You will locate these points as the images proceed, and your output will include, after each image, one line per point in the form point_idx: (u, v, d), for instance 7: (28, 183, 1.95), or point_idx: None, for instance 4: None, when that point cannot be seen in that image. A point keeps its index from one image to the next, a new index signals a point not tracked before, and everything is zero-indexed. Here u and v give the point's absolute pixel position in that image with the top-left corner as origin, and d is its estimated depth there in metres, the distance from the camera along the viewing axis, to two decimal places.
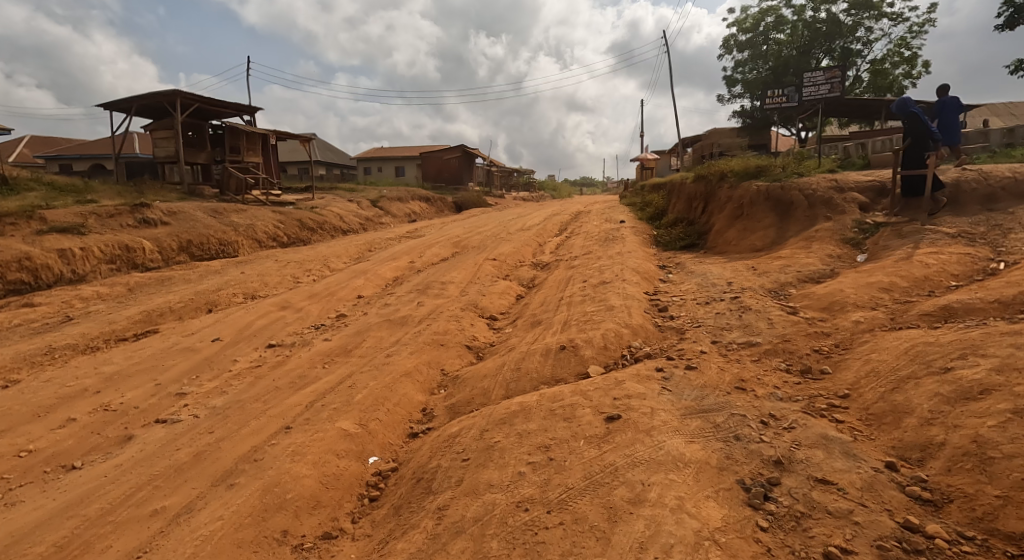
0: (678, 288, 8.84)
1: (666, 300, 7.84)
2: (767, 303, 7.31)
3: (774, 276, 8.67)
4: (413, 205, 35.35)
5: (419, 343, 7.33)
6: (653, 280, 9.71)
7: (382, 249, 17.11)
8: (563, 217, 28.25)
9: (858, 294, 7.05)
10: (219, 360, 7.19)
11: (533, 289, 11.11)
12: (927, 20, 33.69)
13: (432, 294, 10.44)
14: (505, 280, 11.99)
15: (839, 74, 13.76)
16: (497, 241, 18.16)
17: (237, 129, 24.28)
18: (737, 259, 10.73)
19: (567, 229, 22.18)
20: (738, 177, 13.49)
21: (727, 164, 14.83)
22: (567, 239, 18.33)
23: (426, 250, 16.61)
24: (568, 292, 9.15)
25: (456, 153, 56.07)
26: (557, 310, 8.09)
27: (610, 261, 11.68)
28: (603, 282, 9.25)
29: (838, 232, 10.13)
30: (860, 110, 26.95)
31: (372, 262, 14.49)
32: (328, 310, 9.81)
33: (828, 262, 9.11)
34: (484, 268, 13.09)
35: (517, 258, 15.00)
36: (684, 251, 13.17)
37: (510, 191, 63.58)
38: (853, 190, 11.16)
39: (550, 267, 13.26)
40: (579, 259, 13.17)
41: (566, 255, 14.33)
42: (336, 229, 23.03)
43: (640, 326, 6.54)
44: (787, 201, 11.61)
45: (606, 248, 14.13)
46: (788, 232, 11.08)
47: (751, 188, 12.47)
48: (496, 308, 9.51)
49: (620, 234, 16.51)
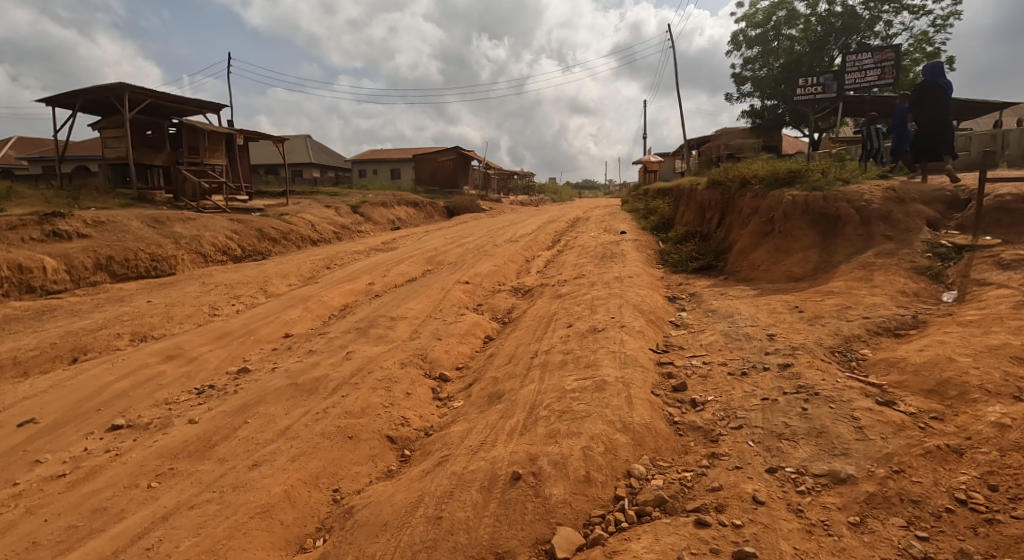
0: (697, 341, 6.49)
1: (681, 369, 5.50)
2: (836, 381, 4.97)
3: (831, 329, 6.35)
4: (399, 210, 33.13)
5: (320, 429, 4.96)
6: (662, 325, 7.38)
7: (343, 264, 14.75)
8: (558, 225, 25.89)
9: (977, 374, 4.75)
10: (9, 464, 4.74)
11: (507, 329, 8.77)
12: (951, 14, 31.31)
13: (375, 336, 8.10)
14: (474, 315, 9.67)
15: (891, 56, 11.48)
16: (478, 258, 15.80)
17: (195, 128, 21.68)
18: (772, 291, 8.38)
19: (560, 240, 19.84)
20: (763, 185, 11.11)
21: (749, 168, 12.44)
22: (558, 255, 15.97)
23: (395, 269, 14.30)
24: (545, 343, 6.80)
25: (451, 155, 53.89)
26: (529, 380, 5.73)
27: (607, 291, 9.34)
28: (595, 330, 6.88)
29: (906, 258, 8.06)
30: (883, 110, 24.51)
31: (323, 284, 12.12)
32: (230, 356, 7.41)
33: (900, 306, 6.83)
34: (452, 296, 10.76)
35: (496, 282, 12.64)
36: (697, 276, 10.82)
37: (506, 195, 61.37)
38: (917, 201, 9.09)
39: (535, 295, 10.92)
40: (569, 286, 10.80)
41: (554, 279, 12.00)
42: (305, 240, 20.80)
43: (644, 426, 4.16)
44: (832, 216, 9.26)
45: (602, 271, 11.77)
46: (835, 256, 8.76)
47: (782, 198, 10.07)
48: (452, 361, 7.18)
49: (619, 251, 14.15)
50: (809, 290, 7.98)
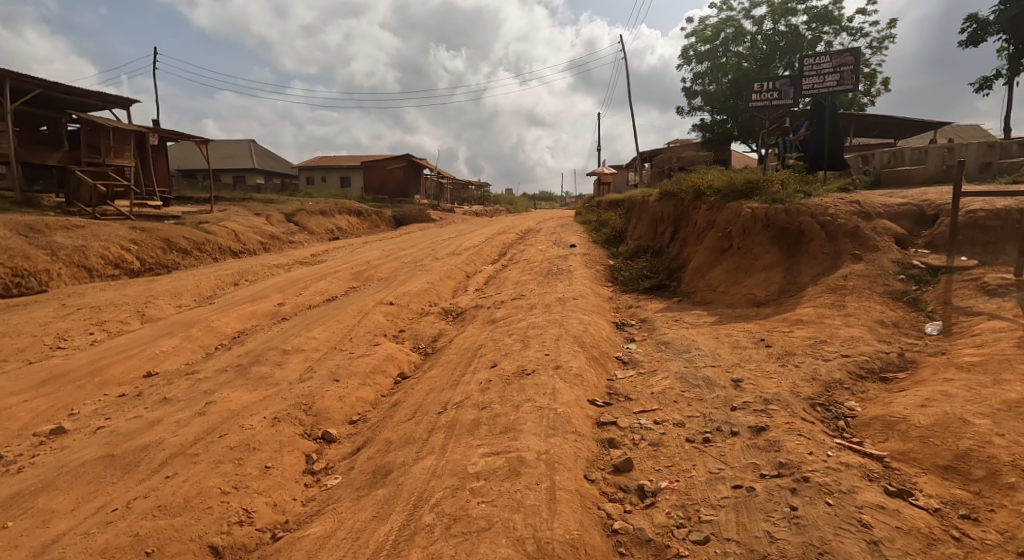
0: (648, 389, 5.22)
1: (626, 434, 4.24)
2: (826, 455, 3.75)
3: (807, 373, 5.19)
4: (340, 220, 31.26)
5: (108, 541, 3.50)
6: (605, 363, 6.11)
7: (255, 282, 13.03)
8: (508, 236, 24.67)
9: (1004, 445, 3.63)
10: None
11: (425, 365, 7.34)
12: (890, 35, 31.90)
13: (256, 377, 6.53)
14: (390, 345, 8.22)
15: (852, 60, 10.70)
16: (413, 274, 14.35)
17: (96, 125, 19.46)
18: (733, 318, 7.28)
19: (507, 253, 18.56)
20: (717, 197, 10.12)
21: (703, 178, 11.44)
22: (501, 270, 14.66)
23: (315, 288, 12.69)
24: (461, 390, 5.42)
25: (401, 163, 52.20)
26: (427, 448, 4.33)
27: (545, 317, 8.07)
28: (524, 373, 5.52)
29: (879, 279, 7.05)
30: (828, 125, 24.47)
31: (220, 306, 10.43)
32: (53, 408, 5.74)
33: (882, 342, 5.73)
34: (368, 323, 9.25)
35: (426, 303, 11.21)
36: (648, 297, 9.69)
37: (459, 205, 59.98)
38: (883, 215, 8.16)
39: (466, 318, 9.55)
40: (505, 308, 9.47)
41: (490, 299, 10.70)
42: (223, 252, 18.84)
43: (571, 548, 3.02)
44: (795, 231, 8.27)
45: (544, 290, 10.52)
46: (800, 278, 7.74)
47: (740, 210, 9.04)
48: (345, 412, 5.66)
49: (566, 267, 12.94)
50: (774, 318, 6.88)
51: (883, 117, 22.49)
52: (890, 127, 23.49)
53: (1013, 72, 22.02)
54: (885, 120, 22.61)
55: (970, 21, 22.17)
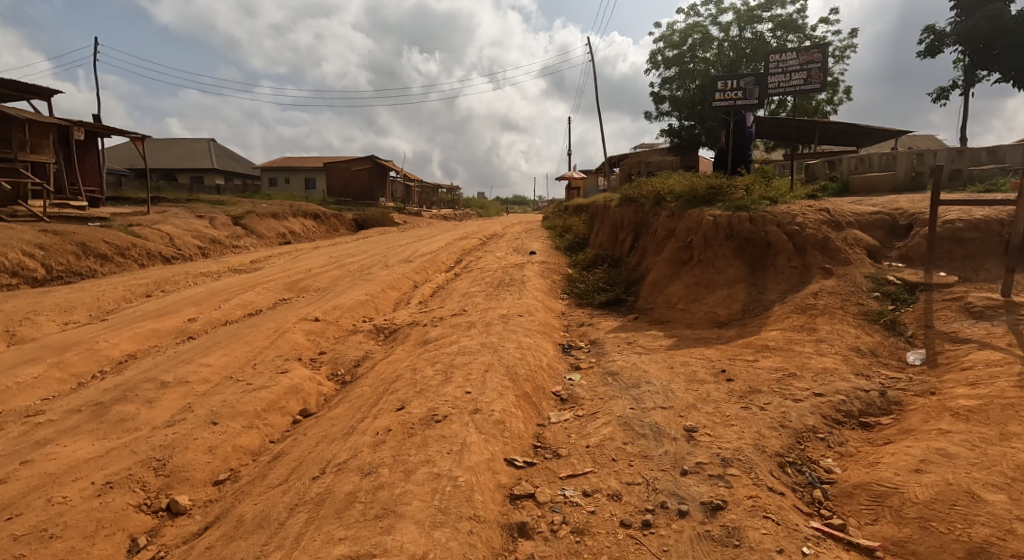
0: (583, 440, 4.22)
1: (545, 514, 3.32)
2: (801, 555, 2.88)
3: (774, 416, 4.21)
4: (295, 224, 29.74)
5: None
6: (538, 402, 5.08)
7: (174, 295, 11.76)
8: (470, 242, 23.59)
9: None
10: None
11: (334, 401, 6.21)
12: (853, 43, 31.77)
13: (113, 420, 5.55)
14: (299, 373, 7.05)
15: (818, 57, 10.13)
16: (355, 284, 13.18)
17: None
18: (692, 342, 6.36)
19: (465, 260, 17.47)
20: (678, 204, 9.25)
21: (664, 182, 10.56)
22: (452, 279, 13.59)
23: (240, 301, 11.42)
24: (350, 444, 4.35)
25: (366, 165, 50.64)
26: (277, 539, 3.31)
27: (481, 339, 7.03)
28: (434, 421, 4.48)
29: (852, 297, 6.18)
30: (793, 131, 24.04)
31: (119, 328, 9.22)
32: None
33: (859, 374, 4.79)
34: (283, 346, 8.07)
35: (358, 318, 10.05)
36: (602, 314, 8.74)
37: (427, 207, 58.54)
38: (854, 225, 7.33)
39: (398, 338, 8.43)
40: (442, 326, 8.39)
41: (429, 314, 9.62)
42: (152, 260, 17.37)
43: None
44: (760, 243, 7.45)
45: (489, 305, 9.51)
46: (765, 295, 6.88)
47: (701, 218, 8.19)
48: (210, 471, 4.69)
49: (520, 277, 11.94)
50: (737, 342, 5.98)
51: (844, 124, 22.15)
52: (852, 135, 23.18)
53: (970, 83, 21.86)
54: (848, 127, 22.21)
55: (928, 31, 21.99)
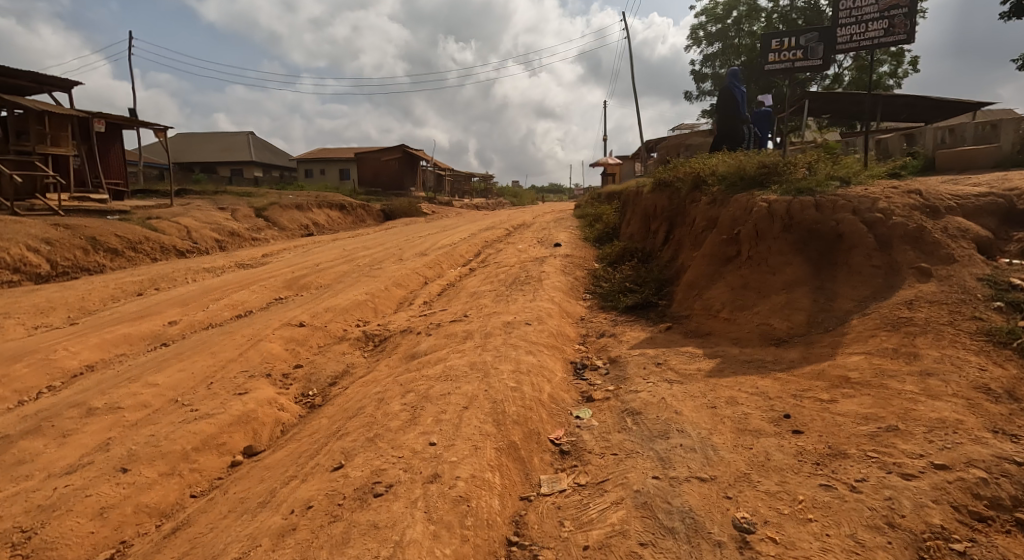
0: (581, 535, 2.87)
1: None
2: None
3: (876, 508, 2.74)
4: (319, 215, 29.02)
5: None
6: (527, 458, 3.73)
7: (163, 294, 10.84)
8: (495, 233, 22.24)
9: None
10: None
11: (287, 437, 5.00)
12: None
13: (11, 462, 4.60)
14: (259, 392, 5.89)
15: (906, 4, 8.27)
16: (359, 281, 12.04)
17: None
18: (741, 367, 4.88)
19: (486, 253, 16.14)
20: (722, 187, 7.69)
21: (705, 162, 8.96)
22: (466, 275, 12.30)
23: (230, 300, 10.42)
24: (255, 530, 3.13)
25: (396, 154, 49.83)
26: None
27: (474, 356, 5.70)
28: (373, 496, 3.22)
29: (963, 308, 4.57)
30: (852, 106, 21.73)
31: (85, 335, 8.27)
32: None
33: (997, 430, 3.23)
34: (250, 359, 6.91)
35: (350, 322, 8.88)
36: (628, 321, 7.28)
37: (459, 196, 57.43)
38: (956, 210, 5.65)
39: (386, 348, 7.19)
40: (436, 335, 7.09)
41: (429, 319, 8.37)
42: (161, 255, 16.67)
43: None
44: (828, 235, 5.85)
45: (496, 308, 8.18)
46: (836, 302, 5.33)
47: (751, 203, 6.63)
48: (91, 548, 3.62)
49: (538, 273, 10.55)
50: (803, 369, 4.47)
51: (912, 98, 19.92)
52: (919, 109, 20.92)
53: None
54: (916, 99, 19.84)
55: None
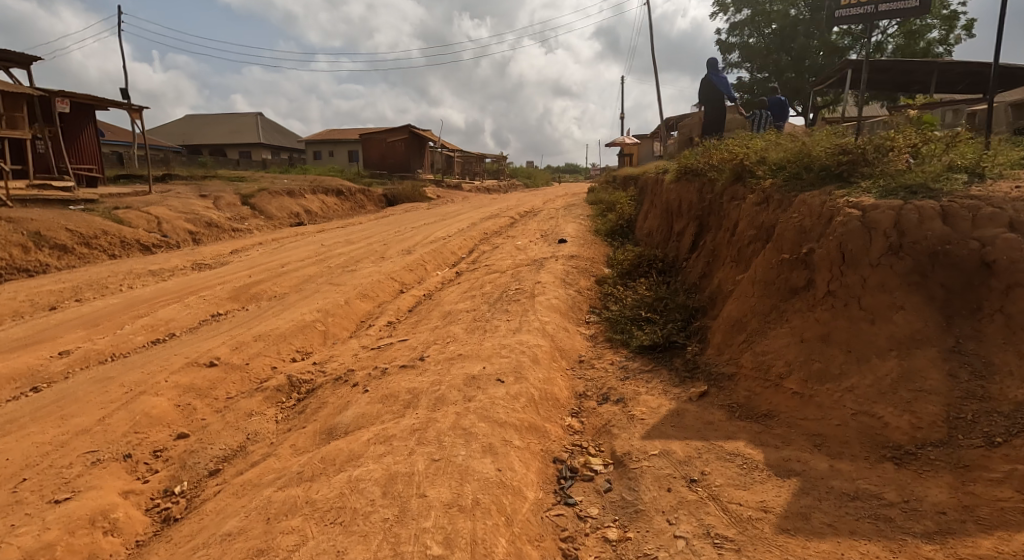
0: None
1: None
2: None
3: None
4: (312, 202, 27.02)
5: None
6: None
7: (79, 308, 8.92)
8: (499, 223, 20.03)
9: None
10: None
11: None
12: None
13: None
14: (85, 498, 3.91)
15: None
16: (320, 290, 10.04)
17: None
18: (839, 510, 2.87)
19: (482, 250, 14.04)
20: (777, 179, 5.50)
21: (747, 145, 6.73)
22: (450, 284, 10.22)
23: (152, 318, 8.47)
24: None
25: (403, 135, 47.51)
26: None
27: (402, 456, 3.66)
28: None
29: None
30: (900, 77, 18.96)
31: None
32: None
33: None
34: (111, 425, 4.91)
35: (284, 357, 6.88)
36: (645, 373, 5.21)
37: (470, 178, 55.05)
38: None
39: (306, 410, 5.18)
40: (374, 395, 5.04)
41: (380, 357, 6.34)
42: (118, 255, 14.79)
43: None
44: (968, 263, 3.66)
45: (466, 345, 6.10)
46: (997, 387, 3.20)
47: (829, 208, 4.45)
48: None
49: (532, 287, 8.44)
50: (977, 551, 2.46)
51: (972, 65, 17.17)
52: (979, 79, 18.20)
53: None
54: (977, 66, 17.05)
55: None
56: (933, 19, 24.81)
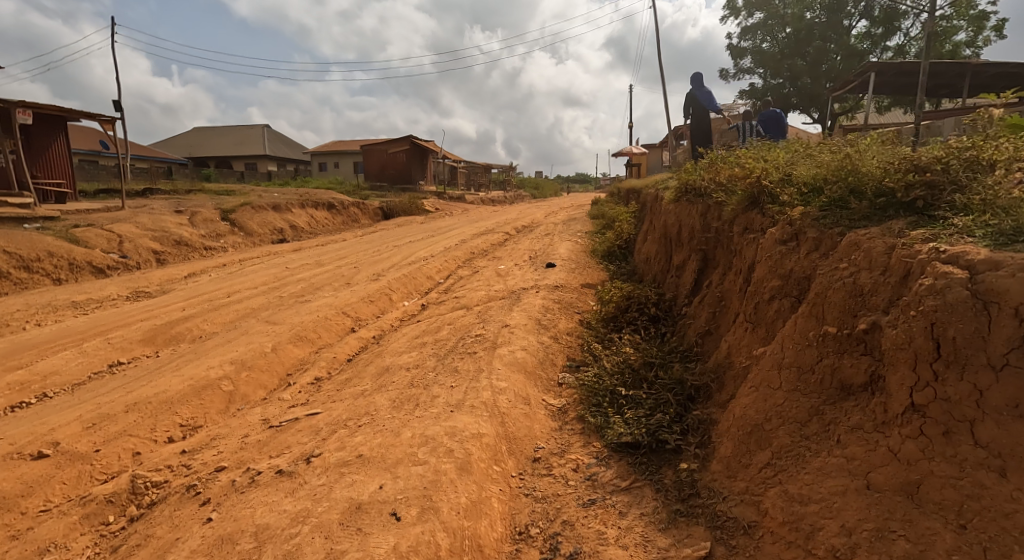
0: None
1: None
2: None
3: None
4: (299, 216, 25.58)
5: None
6: None
7: None
8: (491, 240, 18.41)
9: None
10: None
11: None
12: None
13: None
14: None
15: None
16: (252, 329, 8.50)
17: None
18: None
19: (461, 275, 12.41)
20: (810, 206, 3.78)
21: (765, 157, 5.04)
22: (408, 323, 8.60)
23: (29, 372, 7.20)
24: None
25: (404, 146, 46.23)
26: None
27: None
28: None
29: None
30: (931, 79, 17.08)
31: None
32: None
33: None
34: None
35: (156, 438, 5.31)
36: (617, 495, 3.51)
37: (473, 189, 53.57)
38: None
39: (121, 549, 3.59)
40: (211, 532, 3.44)
41: (269, 445, 4.71)
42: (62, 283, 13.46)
43: None
44: None
45: (377, 432, 4.44)
46: None
47: (903, 261, 2.75)
48: None
49: (494, 333, 6.78)
50: None
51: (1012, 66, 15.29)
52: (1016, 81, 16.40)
53: None
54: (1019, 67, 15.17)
55: None
56: (962, 19, 22.90)
